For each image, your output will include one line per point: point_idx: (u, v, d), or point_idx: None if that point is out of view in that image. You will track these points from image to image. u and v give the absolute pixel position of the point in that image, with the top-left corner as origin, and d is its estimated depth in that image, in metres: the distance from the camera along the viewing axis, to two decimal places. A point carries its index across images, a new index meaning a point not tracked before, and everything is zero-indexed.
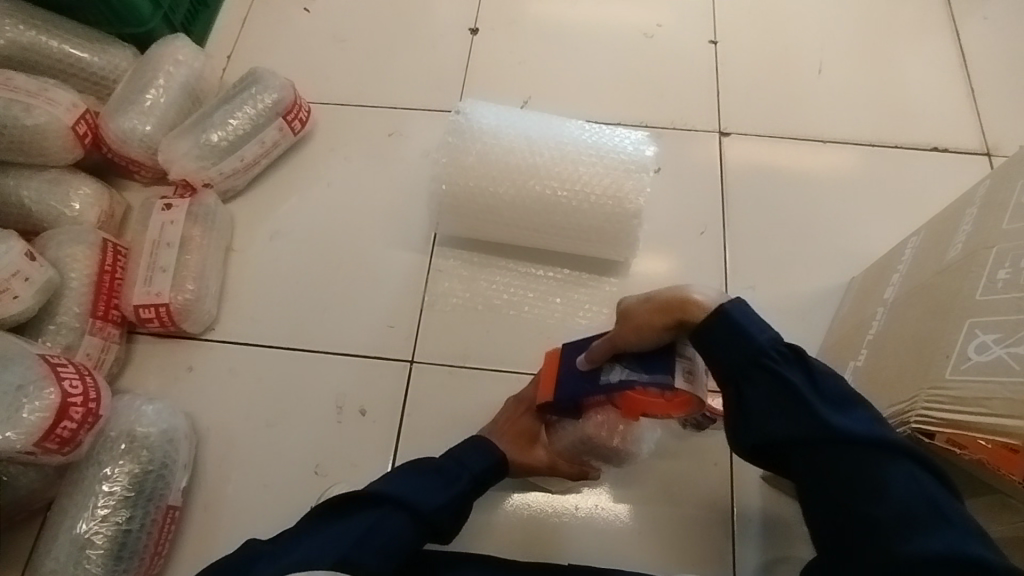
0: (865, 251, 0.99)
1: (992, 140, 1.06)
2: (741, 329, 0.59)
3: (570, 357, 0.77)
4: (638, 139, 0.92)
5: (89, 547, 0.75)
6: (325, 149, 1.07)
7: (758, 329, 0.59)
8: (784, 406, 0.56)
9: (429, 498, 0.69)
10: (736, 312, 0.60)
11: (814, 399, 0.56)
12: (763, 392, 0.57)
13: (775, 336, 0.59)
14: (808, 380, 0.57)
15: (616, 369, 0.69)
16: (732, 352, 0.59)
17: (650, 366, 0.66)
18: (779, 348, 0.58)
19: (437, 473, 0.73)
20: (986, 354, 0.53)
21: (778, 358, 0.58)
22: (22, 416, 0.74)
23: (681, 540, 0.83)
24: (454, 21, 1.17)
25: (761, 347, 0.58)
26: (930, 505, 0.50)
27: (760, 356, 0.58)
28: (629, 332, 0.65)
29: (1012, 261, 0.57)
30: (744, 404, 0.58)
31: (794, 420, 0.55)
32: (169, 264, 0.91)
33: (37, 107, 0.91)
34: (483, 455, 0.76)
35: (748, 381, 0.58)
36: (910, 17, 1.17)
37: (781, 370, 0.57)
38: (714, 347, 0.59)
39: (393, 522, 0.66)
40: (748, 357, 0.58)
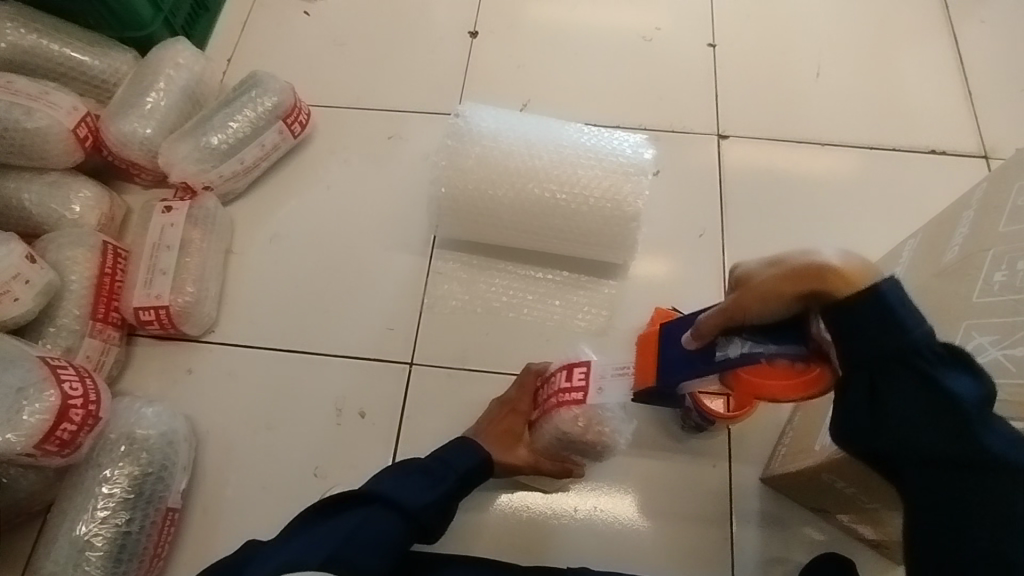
0: (864, 253, 0.99)
1: (989, 142, 1.06)
2: (896, 313, 0.48)
3: (673, 336, 0.69)
4: (637, 142, 0.93)
5: (88, 549, 0.75)
6: (325, 152, 1.07)
7: (920, 320, 0.49)
8: (932, 414, 0.47)
9: (414, 498, 0.71)
10: (894, 292, 0.49)
11: (972, 413, 0.47)
12: (912, 395, 0.48)
13: (931, 333, 0.49)
14: (959, 388, 0.48)
15: (734, 342, 0.59)
16: (882, 341, 0.49)
17: (779, 338, 0.56)
18: (937, 349, 0.49)
19: (423, 472, 0.73)
20: (983, 356, 0.54)
21: (935, 359, 0.48)
22: (22, 418, 0.74)
23: (680, 542, 0.83)
24: (453, 25, 1.18)
25: (916, 344, 0.48)
26: None
27: (914, 353, 0.48)
28: (753, 298, 0.55)
29: (1009, 262, 0.56)
30: (885, 405, 0.49)
31: (941, 431, 0.46)
32: (169, 266, 0.91)
33: (37, 110, 0.91)
34: (466, 453, 0.77)
35: (893, 377, 0.49)
36: (908, 20, 1.17)
37: (941, 377, 0.48)
38: (859, 333, 0.49)
39: (376, 523, 0.67)
40: (900, 351, 0.48)
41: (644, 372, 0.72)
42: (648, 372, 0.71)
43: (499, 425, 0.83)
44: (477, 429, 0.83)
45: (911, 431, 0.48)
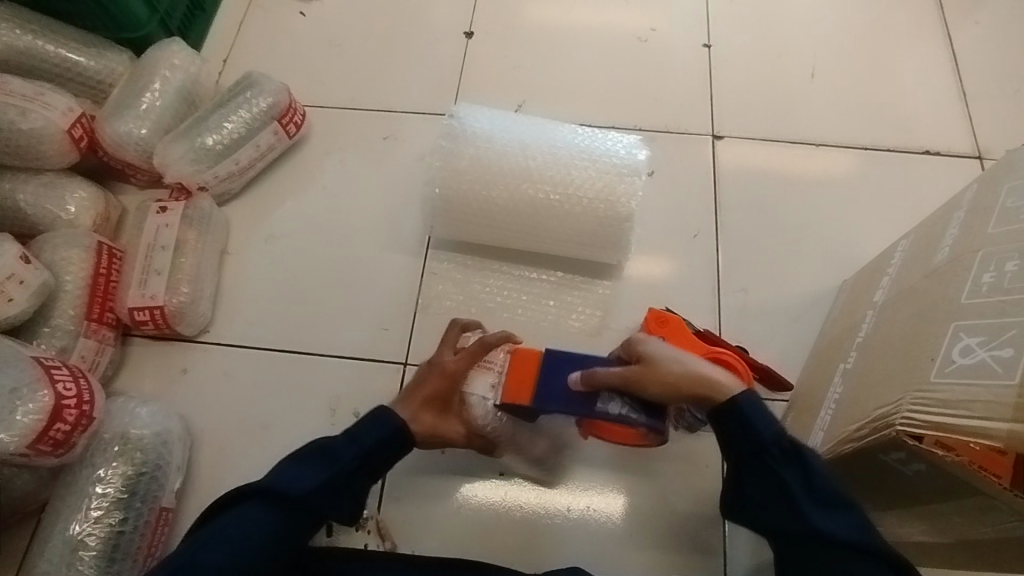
0: (857, 254, 0.99)
1: (983, 144, 1.06)
2: (748, 421, 0.64)
3: (556, 368, 0.78)
4: (631, 143, 0.93)
5: (81, 549, 0.76)
6: (321, 153, 1.08)
7: (768, 422, 0.64)
8: (778, 502, 0.62)
9: (299, 483, 0.66)
10: (747, 406, 0.64)
11: (804, 501, 0.61)
12: (760, 484, 0.63)
13: (782, 433, 0.63)
14: (806, 479, 0.62)
15: (615, 401, 0.74)
16: (736, 439, 0.64)
17: (649, 411, 0.73)
18: (781, 445, 0.63)
19: (318, 455, 0.69)
20: (970, 357, 0.54)
21: (779, 456, 0.63)
22: (16, 418, 0.74)
23: (673, 542, 0.84)
24: (449, 26, 1.18)
25: (763, 444, 0.63)
26: None
27: (763, 451, 0.63)
28: (654, 380, 0.70)
29: (997, 264, 0.57)
30: (744, 490, 0.64)
31: (786, 517, 0.61)
32: (164, 267, 0.91)
33: (33, 111, 0.91)
34: (377, 427, 0.71)
35: (748, 469, 0.64)
36: (903, 21, 1.17)
37: (783, 469, 0.62)
38: (725, 432, 0.65)
39: (252, 515, 0.63)
40: (750, 447, 0.64)
41: (521, 387, 0.78)
42: (522, 390, 0.78)
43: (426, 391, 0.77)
44: (400, 396, 0.77)
45: (762, 512, 0.63)
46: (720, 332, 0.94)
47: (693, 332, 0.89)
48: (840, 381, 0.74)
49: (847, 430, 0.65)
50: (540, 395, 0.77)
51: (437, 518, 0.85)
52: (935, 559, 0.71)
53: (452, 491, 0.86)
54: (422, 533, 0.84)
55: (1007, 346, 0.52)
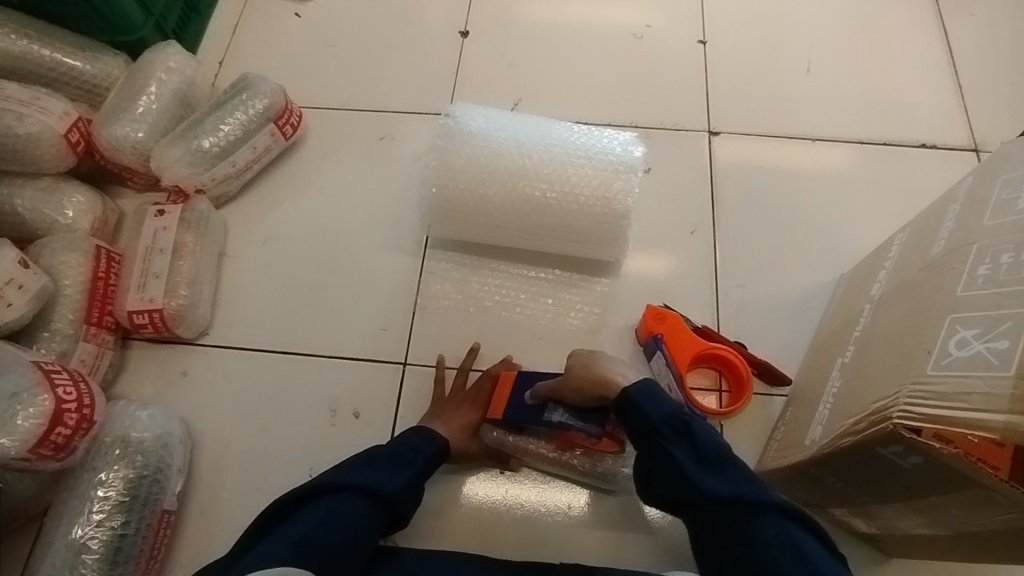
0: (855, 248, 1.00)
1: (979, 136, 1.06)
2: (637, 408, 0.69)
3: (522, 384, 0.85)
4: (626, 140, 0.93)
5: (84, 552, 0.76)
6: (317, 154, 1.08)
7: (657, 405, 0.68)
8: (672, 475, 0.65)
9: (385, 483, 0.72)
10: (636, 395, 0.70)
11: (691, 468, 0.65)
12: (655, 462, 0.67)
13: (670, 412, 0.68)
14: (693, 450, 0.66)
15: (558, 410, 0.82)
16: (634, 425, 0.69)
17: (586, 418, 0.81)
18: (671, 422, 0.67)
19: (390, 459, 0.75)
20: (966, 350, 0.54)
21: (670, 432, 0.67)
22: (16, 423, 0.74)
23: (674, 538, 0.84)
24: (443, 25, 1.18)
25: (654, 425, 0.68)
26: (787, 549, 0.59)
27: (654, 432, 0.67)
28: (569, 388, 0.79)
29: (993, 256, 0.57)
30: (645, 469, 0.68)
31: (681, 488, 0.65)
32: (162, 270, 0.91)
33: (30, 116, 0.91)
34: (431, 439, 0.79)
35: (645, 450, 0.68)
36: (898, 15, 1.17)
37: (671, 445, 0.66)
38: (627, 419, 0.70)
39: (350, 507, 0.68)
40: (644, 429, 0.68)
41: (498, 407, 0.86)
42: (500, 405, 0.85)
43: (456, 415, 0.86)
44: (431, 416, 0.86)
45: (660, 486, 0.67)
46: (718, 328, 0.95)
47: (691, 328, 0.90)
48: (838, 375, 0.74)
49: (845, 425, 0.65)
50: (509, 410, 0.84)
51: (438, 517, 0.85)
52: (935, 552, 0.72)
53: (452, 491, 0.86)
54: (424, 532, 0.84)
55: (1003, 338, 0.52)
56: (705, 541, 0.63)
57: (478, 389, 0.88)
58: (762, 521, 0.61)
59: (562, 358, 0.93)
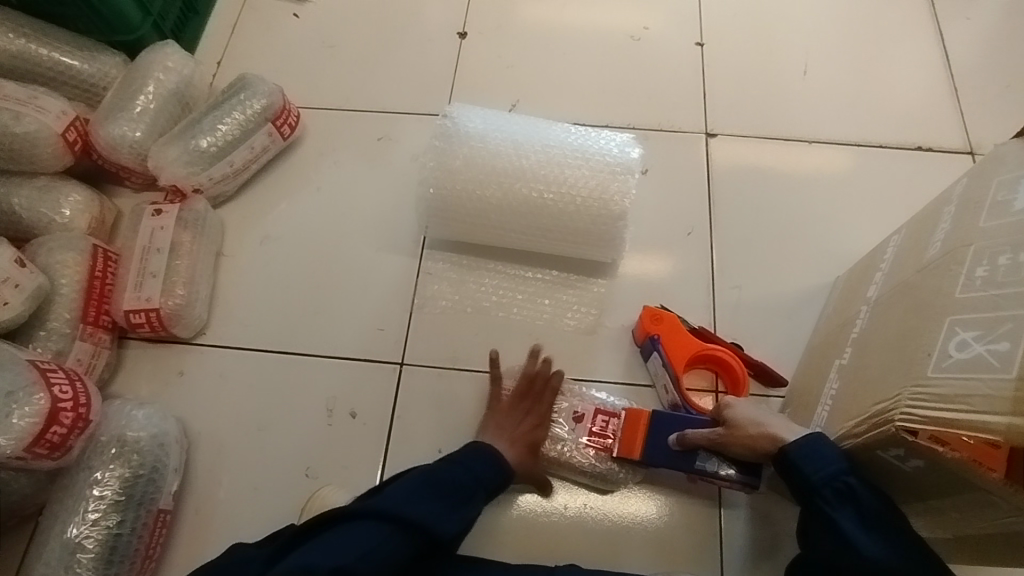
0: (851, 250, 1.00)
1: (975, 139, 1.07)
2: (796, 468, 0.66)
3: (663, 426, 0.83)
4: (624, 142, 0.93)
5: (79, 551, 0.76)
6: (315, 154, 1.08)
7: (819, 465, 0.65)
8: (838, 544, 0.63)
9: (440, 521, 0.72)
10: (795, 452, 0.67)
11: (859, 539, 0.62)
12: (818, 528, 0.65)
13: (834, 475, 0.65)
14: (858, 514, 0.63)
15: (712, 459, 0.80)
16: (793, 485, 0.67)
17: (743, 467, 0.78)
18: (834, 486, 0.64)
19: (450, 491, 0.74)
20: (967, 352, 0.54)
21: (832, 498, 0.64)
22: (11, 422, 0.74)
23: (670, 539, 0.84)
24: (442, 26, 1.18)
25: (814, 488, 0.65)
26: None
27: (816, 495, 0.65)
28: (734, 443, 0.76)
29: (990, 258, 0.57)
30: (809, 530, 0.67)
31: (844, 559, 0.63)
32: (159, 269, 0.91)
33: (26, 115, 0.91)
34: (489, 463, 0.78)
35: (808, 513, 0.66)
36: (895, 18, 1.18)
37: (834, 510, 0.64)
38: (784, 477, 0.68)
39: (396, 542, 0.68)
40: (806, 492, 0.66)
41: (632, 444, 0.84)
42: (635, 445, 0.84)
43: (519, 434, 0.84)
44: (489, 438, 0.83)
45: (824, 553, 0.65)
46: (715, 330, 0.95)
47: (688, 329, 0.90)
48: (836, 376, 0.75)
49: (847, 428, 0.65)
50: (647, 451, 0.83)
51: None
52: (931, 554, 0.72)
53: None
54: None
55: (1004, 340, 0.52)
56: None
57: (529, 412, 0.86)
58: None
59: (559, 359, 0.93)
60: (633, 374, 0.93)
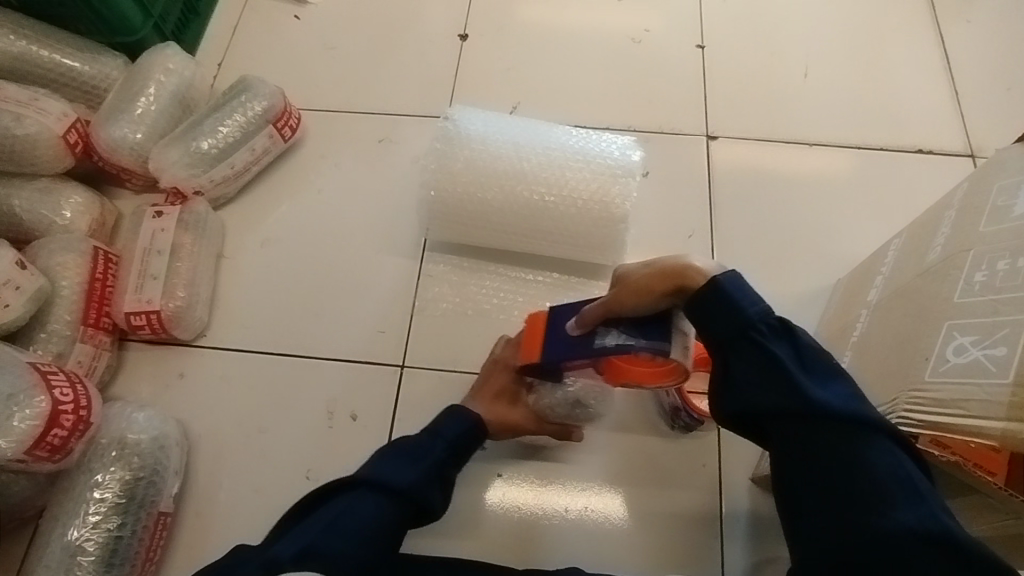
0: (852, 253, 1.00)
1: (975, 141, 1.07)
2: (731, 297, 0.58)
3: (559, 319, 0.77)
4: (625, 144, 0.93)
5: (80, 554, 0.76)
6: (316, 156, 1.08)
7: (750, 300, 0.58)
8: (769, 380, 0.55)
9: (400, 477, 0.70)
10: (731, 282, 0.58)
11: (798, 374, 0.55)
12: (746, 365, 0.56)
13: (767, 309, 0.58)
14: (793, 351, 0.56)
15: (612, 333, 0.68)
16: (724, 318, 0.57)
17: (647, 333, 0.66)
18: (768, 321, 0.57)
19: (409, 451, 0.73)
20: (964, 356, 0.54)
21: (766, 331, 0.57)
22: (12, 424, 0.74)
23: (671, 542, 0.84)
24: (443, 28, 1.18)
25: (749, 320, 0.57)
26: (905, 482, 0.51)
27: (749, 328, 0.57)
28: (627, 295, 0.65)
29: (989, 264, 0.57)
30: (730, 374, 0.57)
31: (778, 396, 0.55)
32: (160, 271, 0.91)
33: (28, 116, 0.91)
34: (457, 423, 0.78)
35: (736, 351, 0.57)
36: (895, 21, 1.18)
37: (770, 345, 0.56)
38: (704, 316, 0.59)
39: (360, 506, 0.67)
40: (739, 325, 0.57)
41: (532, 347, 0.79)
42: (535, 350, 0.78)
43: (491, 385, 0.85)
44: (471, 394, 0.85)
45: (753, 392, 0.56)
46: None
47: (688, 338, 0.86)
48: None
49: None
50: (547, 349, 0.76)
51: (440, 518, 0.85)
52: None
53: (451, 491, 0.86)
54: (423, 532, 0.84)
55: (1001, 345, 0.52)
56: (803, 467, 0.53)
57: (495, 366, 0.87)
58: (879, 449, 0.52)
59: None
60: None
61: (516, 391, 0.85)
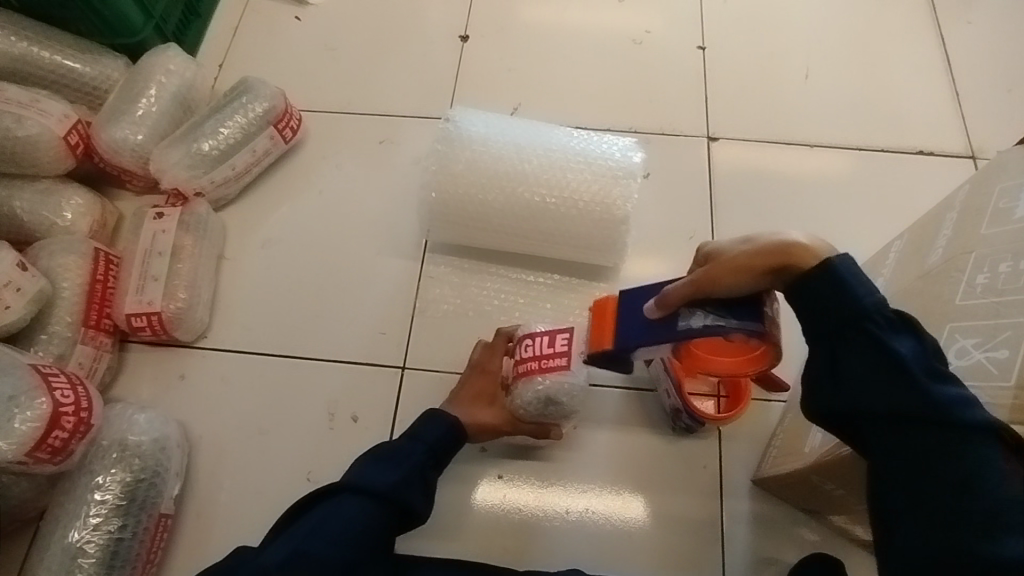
0: (853, 254, 1.00)
1: (976, 143, 1.07)
2: (845, 286, 0.56)
3: (633, 304, 0.74)
4: (626, 146, 0.93)
5: (80, 556, 0.76)
6: (316, 157, 1.08)
7: (866, 289, 0.56)
8: (883, 375, 0.53)
9: (380, 480, 0.71)
10: (844, 269, 0.57)
11: (913, 371, 0.52)
12: (856, 358, 0.55)
13: (885, 302, 0.56)
14: (915, 347, 0.54)
15: (698, 314, 0.64)
16: (833, 310, 0.56)
17: (740, 312, 0.63)
18: (884, 314, 0.55)
19: (389, 455, 0.74)
20: (966, 359, 0.55)
21: (882, 325, 0.55)
22: (13, 426, 0.74)
23: (672, 544, 0.84)
24: (444, 29, 1.18)
25: (865, 311, 0.55)
26: (1021, 499, 0.46)
27: (862, 320, 0.55)
28: (724, 271, 0.62)
29: (991, 265, 0.57)
30: (839, 368, 0.56)
31: (890, 391, 0.53)
32: (161, 273, 0.91)
33: (29, 118, 0.91)
34: (439, 425, 0.78)
35: (847, 343, 0.56)
36: (896, 23, 1.18)
37: (888, 338, 0.54)
38: (816, 304, 0.57)
39: (342, 510, 0.68)
40: (850, 316, 0.55)
41: (602, 333, 0.76)
42: (605, 336, 0.76)
43: (467, 389, 0.85)
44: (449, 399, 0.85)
45: (862, 388, 0.54)
46: None
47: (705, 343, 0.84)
48: None
49: None
50: (619, 335, 0.74)
51: (440, 520, 0.85)
52: None
53: (451, 493, 0.86)
54: (423, 534, 0.84)
55: (1003, 347, 0.52)
56: (912, 471, 0.51)
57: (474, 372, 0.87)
58: (991, 458, 0.48)
59: None
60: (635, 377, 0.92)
61: (493, 395, 0.84)
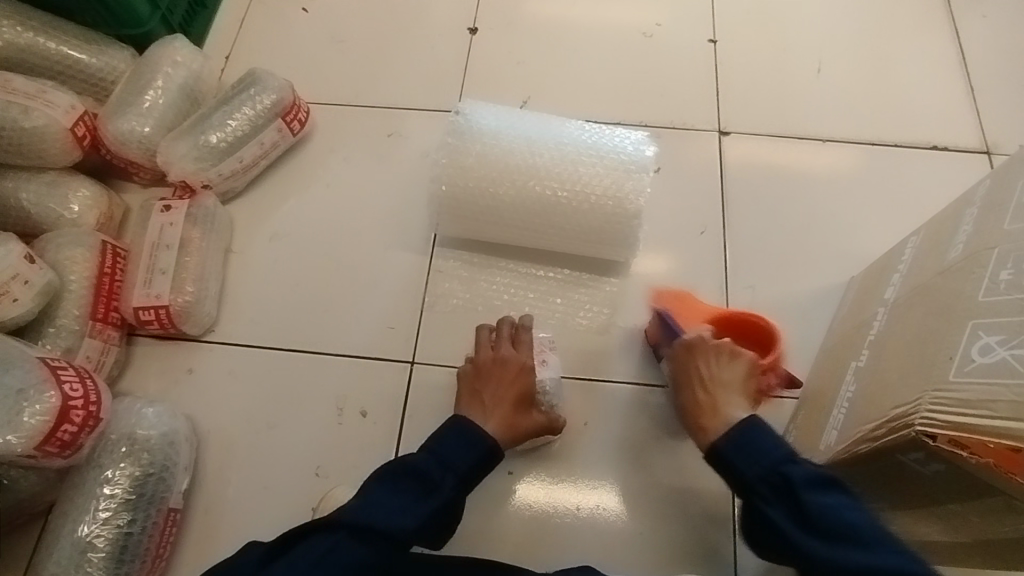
0: (865, 250, 0.99)
1: (991, 138, 1.06)
2: (742, 447, 0.68)
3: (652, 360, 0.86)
4: (638, 140, 0.92)
5: (90, 550, 0.75)
6: (324, 150, 1.07)
7: (760, 458, 0.67)
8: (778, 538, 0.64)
9: (401, 521, 0.66)
10: (744, 437, 0.69)
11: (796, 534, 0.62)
12: (760, 522, 0.65)
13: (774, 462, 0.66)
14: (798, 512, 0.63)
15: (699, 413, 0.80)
16: (746, 472, 0.67)
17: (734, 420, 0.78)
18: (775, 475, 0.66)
19: (416, 483, 0.70)
20: (990, 356, 0.53)
21: (772, 487, 0.65)
22: (22, 420, 0.73)
23: (683, 541, 0.83)
24: (453, 22, 1.17)
25: (753, 478, 0.67)
26: None
27: (756, 487, 0.66)
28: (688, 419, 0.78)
29: (1015, 261, 0.56)
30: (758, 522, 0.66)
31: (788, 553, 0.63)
32: (169, 266, 0.91)
33: (36, 109, 0.91)
34: (466, 449, 0.73)
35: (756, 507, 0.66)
36: (910, 16, 1.16)
37: (770, 505, 0.65)
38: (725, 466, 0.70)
39: (350, 550, 0.63)
40: (748, 484, 0.67)
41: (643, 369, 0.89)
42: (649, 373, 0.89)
43: (505, 391, 0.81)
44: (476, 402, 0.80)
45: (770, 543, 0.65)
46: None
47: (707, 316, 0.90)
48: (852, 379, 0.74)
49: (864, 429, 0.65)
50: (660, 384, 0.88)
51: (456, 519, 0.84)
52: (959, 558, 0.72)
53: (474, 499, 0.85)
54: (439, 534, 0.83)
55: None
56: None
57: (498, 370, 0.83)
58: None
59: (571, 358, 0.93)
60: (620, 370, 0.92)
61: (523, 396, 0.81)
